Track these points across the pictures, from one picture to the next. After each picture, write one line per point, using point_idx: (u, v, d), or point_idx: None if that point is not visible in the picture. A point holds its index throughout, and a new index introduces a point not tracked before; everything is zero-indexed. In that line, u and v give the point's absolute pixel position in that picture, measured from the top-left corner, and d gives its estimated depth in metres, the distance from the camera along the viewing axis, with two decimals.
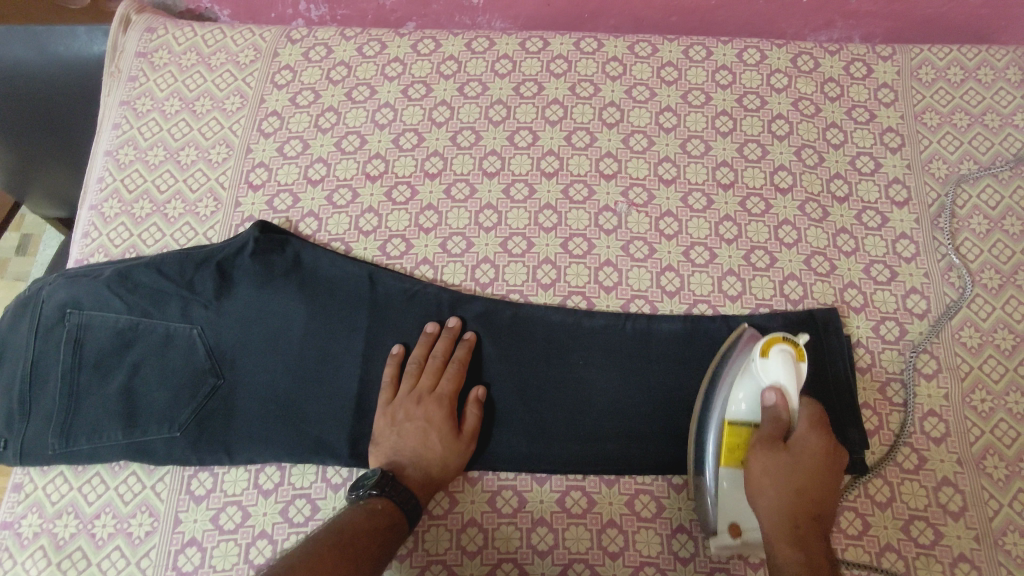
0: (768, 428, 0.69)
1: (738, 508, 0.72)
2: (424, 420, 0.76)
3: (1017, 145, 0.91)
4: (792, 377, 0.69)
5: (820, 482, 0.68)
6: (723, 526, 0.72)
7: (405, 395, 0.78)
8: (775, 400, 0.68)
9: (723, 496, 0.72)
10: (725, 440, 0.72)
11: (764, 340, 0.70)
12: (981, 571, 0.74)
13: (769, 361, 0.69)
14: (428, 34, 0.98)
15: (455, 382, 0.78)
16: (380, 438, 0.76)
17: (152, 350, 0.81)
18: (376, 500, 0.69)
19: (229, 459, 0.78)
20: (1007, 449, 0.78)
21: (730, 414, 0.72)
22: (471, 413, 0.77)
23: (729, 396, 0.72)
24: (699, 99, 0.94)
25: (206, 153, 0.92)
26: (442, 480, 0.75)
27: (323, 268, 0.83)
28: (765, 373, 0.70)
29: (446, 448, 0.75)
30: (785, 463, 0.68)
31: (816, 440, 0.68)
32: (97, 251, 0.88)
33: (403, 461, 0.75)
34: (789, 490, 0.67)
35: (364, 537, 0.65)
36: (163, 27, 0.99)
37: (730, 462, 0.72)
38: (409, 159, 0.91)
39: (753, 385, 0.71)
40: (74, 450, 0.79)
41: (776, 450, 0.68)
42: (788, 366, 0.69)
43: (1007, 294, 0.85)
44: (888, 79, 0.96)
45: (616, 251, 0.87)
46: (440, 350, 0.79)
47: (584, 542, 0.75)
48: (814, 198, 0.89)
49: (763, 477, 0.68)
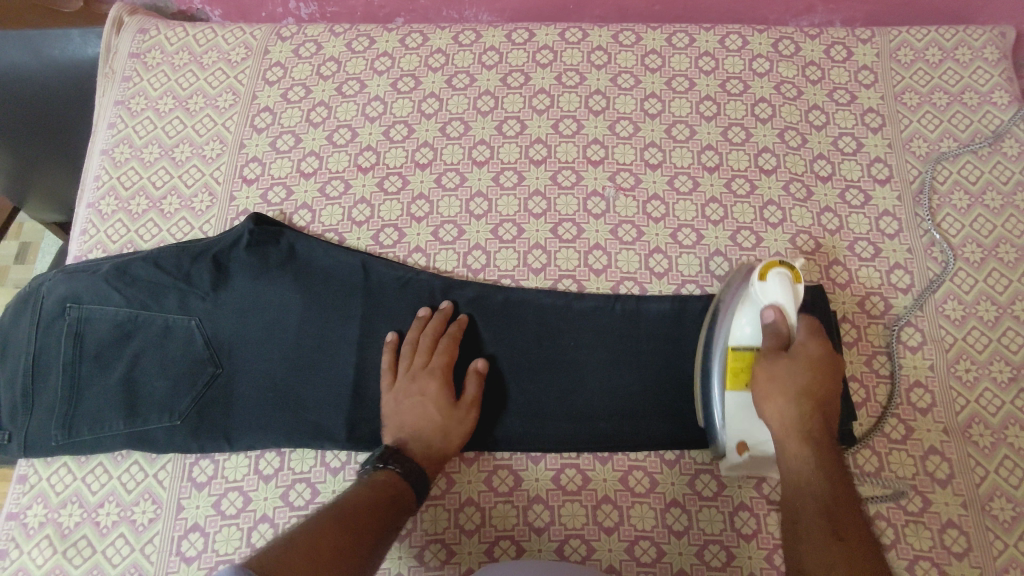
0: (770, 344, 0.69)
1: (747, 427, 0.73)
2: (421, 395, 0.77)
3: (996, 122, 0.93)
4: (790, 297, 0.70)
5: (824, 386, 0.67)
6: (733, 446, 0.74)
7: (403, 374, 0.79)
8: (775, 318, 0.69)
9: (731, 418, 0.73)
10: (728, 363, 0.72)
11: (761, 265, 0.71)
12: (970, 536, 0.75)
13: (768, 284, 0.70)
14: (416, 29, 1.00)
15: (448, 356, 0.79)
16: (386, 416, 0.78)
17: (151, 341, 0.83)
18: (377, 474, 0.70)
19: (229, 446, 0.79)
20: (993, 417, 0.80)
21: (732, 339, 0.73)
22: (471, 386, 0.79)
23: (733, 322, 0.73)
24: (682, 85, 0.96)
25: (200, 149, 0.94)
26: (447, 452, 0.76)
27: (317, 259, 0.85)
28: (764, 295, 0.70)
29: (447, 420, 0.77)
30: (789, 369, 0.67)
31: (815, 348, 0.69)
32: (95, 247, 0.90)
33: (407, 435, 0.76)
34: (796, 393, 0.66)
35: (368, 507, 0.65)
36: (155, 28, 1.01)
37: (735, 385, 0.72)
38: (400, 151, 0.93)
39: (754, 308, 0.72)
40: (77, 441, 0.80)
41: (779, 360, 0.68)
42: (786, 286, 0.70)
43: (989, 267, 0.86)
44: (867, 61, 0.98)
45: (605, 234, 0.88)
46: (432, 329, 0.80)
47: (579, 518, 0.77)
48: (798, 178, 0.91)
49: (768, 387, 0.68)
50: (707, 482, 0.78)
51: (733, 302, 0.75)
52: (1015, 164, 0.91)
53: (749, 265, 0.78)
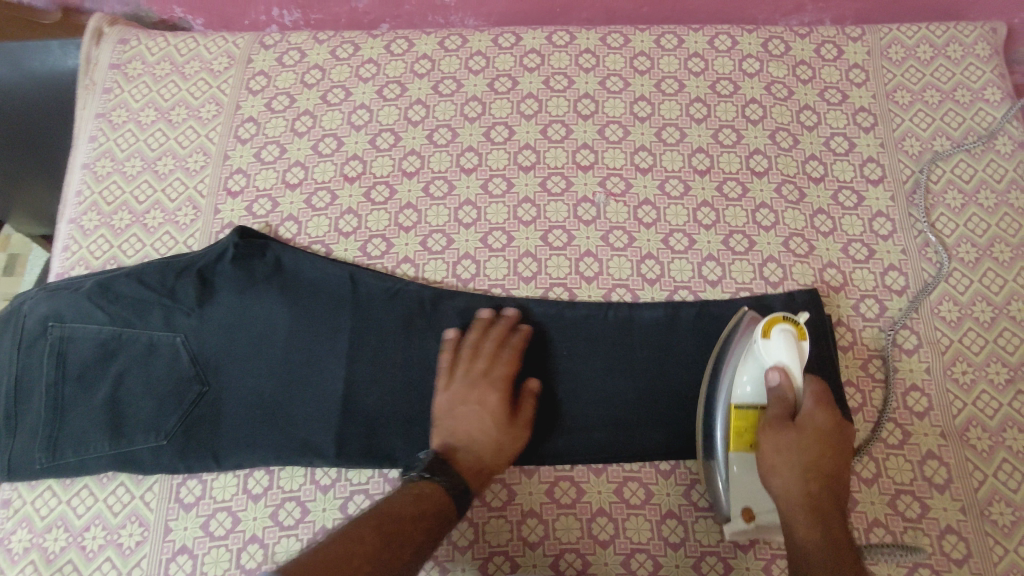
0: (775, 408, 0.68)
1: (752, 491, 0.72)
2: (480, 404, 0.75)
3: (989, 119, 0.92)
4: (794, 356, 0.68)
5: (831, 459, 0.67)
6: (738, 511, 0.73)
7: (458, 380, 0.77)
8: (780, 380, 0.68)
9: (735, 480, 0.72)
10: (731, 423, 0.72)
11: (764, 320, 0.70)
12: (969, 542, 0.74)
13: (771, 343, 0.69)
14: (401, 34, 0.99)
15: (511, 367, 0.77)
16: (439, 419, 0.75)
17: (135, 360, 0.81)
18: (423, 483, 0.68)
19: (217, 465, 0.78)
20: (990, 420, 0.79)
21: (735, 397, 0.72)
22: (527, 402, 0.77)
23: (734, 379, 0.72)
24: (672, 87, 0.95)
25: (183, 162, 0.92)
26: (497, 464, 0.74)
27: (304, 271, 0.83)
28: (768, 354, 0.69)
29: (501, 433, 0.74)
30: (794, 439, 0.67)
31: (823, 418, 0.68)
32: (78, 264, 0.88)
33: (457, 442, 0.73)
34: (801, 464, 0.66)
35: (409, 521, 0.63)
36: (135, 38, 1.00)
37: (739, 446, 0.71)
38: (387, 159, 0.91)
39: (757, 366, 0.71)
40: (62, 463, 0.79)
41: (784, 428, 0.68)
42: (789, 345, 0.68)
43: (984, 267, 0.85)
44: (859, 60, 0.97)
45: (596, 241, 0.87)
46: (495, 337, 0.79)
47: (574, 532, 0.76)
48: (790, 180, 0.90)
49: (774, 459, 0.67)
50: (703, 493, 0.77)
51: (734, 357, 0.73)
52: (1008, 162, 0.90)
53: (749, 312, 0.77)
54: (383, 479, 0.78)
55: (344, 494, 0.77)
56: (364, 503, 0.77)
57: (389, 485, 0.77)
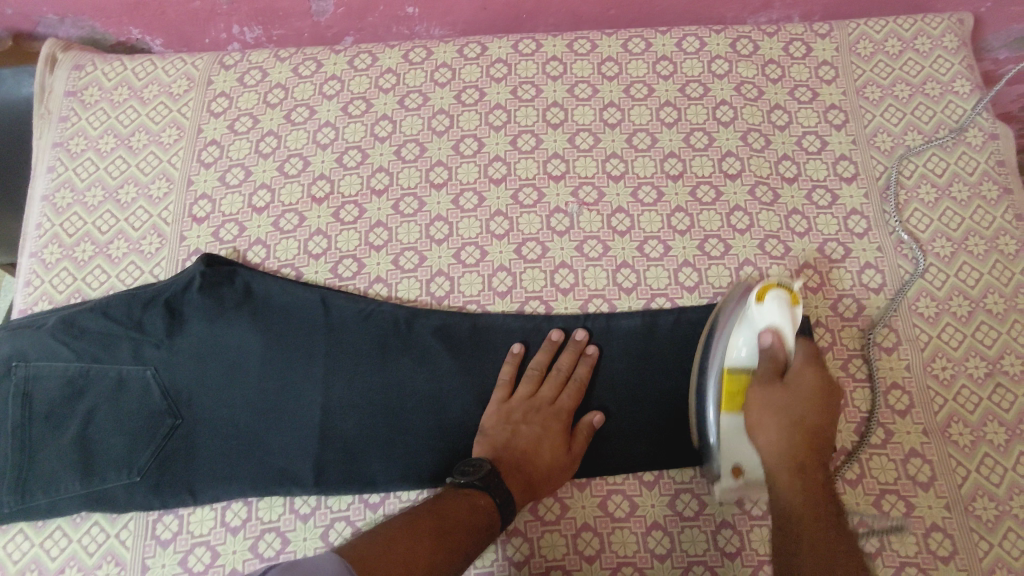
0: (765, 368, 0.68)
1: (742, 450, 0.71)
2: (543, 428, 0.75)
3: (959, 112, 0.92)
4: (787, 319, 0.68)
5: (818, 416, 0.66)
6: (727, 470, 0.72)
7: (522, 399, 0.77)
8: (773, 342, 0.68)
9: (727, 441, 0.71)
10: (724, 385, 0.71)
11: (759, 286, 0.70)
12: (955, 539, 0.74)
13: (765, 306, 0.69)
14: (365, 49, 0.97)
15: (575, 397, 0.77)
16: (493, 432, 0.75)
17: (105, 395, 0.79)
18: (480, 495, 0.68)
19: (193, 499, 0.76)
20: (972, 415, 0.79)
21: (729, 360, 0.71)
22: (581, 433, 0.77)
23: (729, 343, 0.71)
24: (641, 92, 0.94)
25: (146, 189, 0.90)
26: (542, 486, 0.73)
27: (275, 296, 0.82)
28: (761, 317, 0.69)
29: (554, 458, 0.74)
30: (781, 398, 0.67)
31: (813, 378, 0.67)
32: (41, 299, 0.86)
33: (508, 457, 0.73)
34: (788, 422, 0.65)
35: (462, 533, 0.63)
36: (91, 64, 0.97)
37: (731, 407, 0.71)
38: (355, 178, 0.90)
39: (751, 329, 0.70)
40: (32, 505, 0.77)
41: (773, 388, 0.67)
42: (783, 308, 0.68)
43: (960, 261, 0.85)
44: (827, 57, 0.96)
45: (570, 252, 0.86)
46: (564, 363, 0.79)
47: (560, 548, 0.75)
48: (763, 181, 0.89)
49: (761, 416, 0.67)
50: (688, 501, 0.76)
51: (730, 322, 0.73)
52: (980, 154, 0.90)
53: (744, 282, 0.76)
54: (363, 505, 0.76)
55: (324, 521, 0.75)
56: (345, 530, 0.75)
57: (370, 511, 0.76)
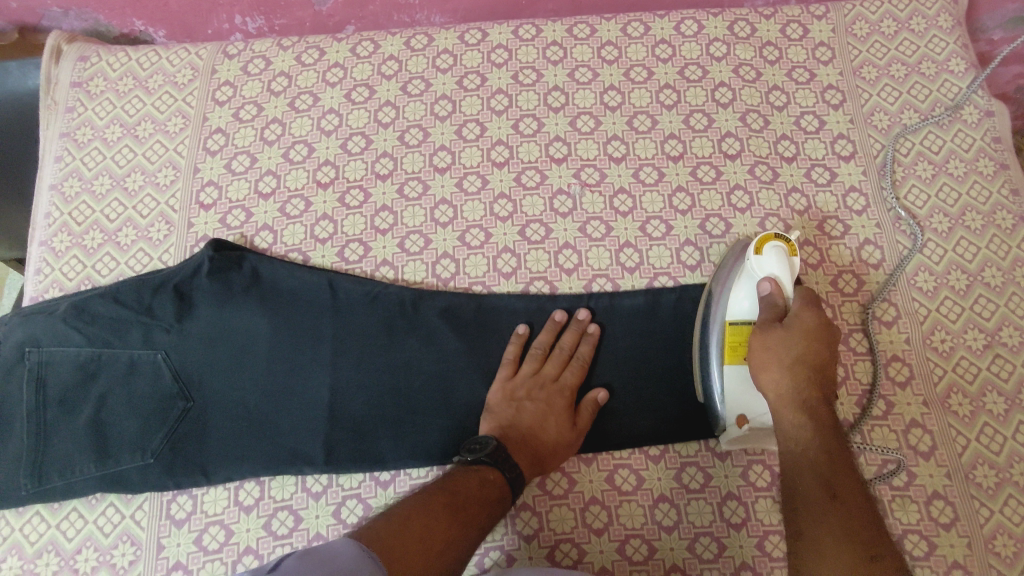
0: (766, 314, 0.69)
1: (746, 400, 0.72)
2: (548, 405, 0.76)
3: (955, 90, 0.93)
4: (785, 268, 0.70)
5: (820, 354, 0.66)
6: (733, 421, 0.73)
7: (526, 376, 0.78)
8: (772, 289, 0.70)
9: (731, 391, 0.73)
10: (727, 337, 0.73)
11: (757, 240, 0.73)
12: (956, 506, 0.76)
13: (763, 258, 0.71)
14: (367, 36, 0.98)
15: (579, 375, 0.78)
16: (498, 408, 0.76)
17: (117, 379, 0.81)
18: (488, 469, 0.69)
19: (206, 479, 0.77)
20: (970, 385, 0.80)
21: (731, 313, 0.74)
22: (586, 409, 0.78)
23: (731, 297, 0.74)
24: (641, 75, 0.95)
25: (153, 177, 0.91)
26: (548, 462, 0.75)
27: (282, 281, 0.83)
28: (760, 269, 0.72)
29: (560, 435, 0.76)
30: (783, 339, 0.67)
31: (813, 318, 0.67)
32: (51, 286, 0.87)
33: (514, 433, 0.74)
34: (791, 361, 0.65)
35: (475, 508, 0.65)
36: (96, 55, 0.98)
37: (734, 358, 0.72)
38: (359, 163, 0.91)
39: (751, 282, 0.73)
40: (47, 488, 0.78)
41: (774, 330, 0.67)
42: (780, 258, 0.71)
43: (957, 236, 0.86)
44: (824, 38, 0.97)
45: (573, 233, 0.87)
46: (567, 342, 0.80)
47: (568, 522, 0.76)
48: (763, 160, 0.90)
49: (764, 357, 0.67)
50: (694, 474, 0.77)
51: (731, 280, 0.76)
52: (976, 131, 0.91)
53: (743, 245, 0.80)
54: (374, 482, 0.78)
55: (336, 499, 0.77)
56: (357, 508, 0.76)
57: (381, 488, 0.77)
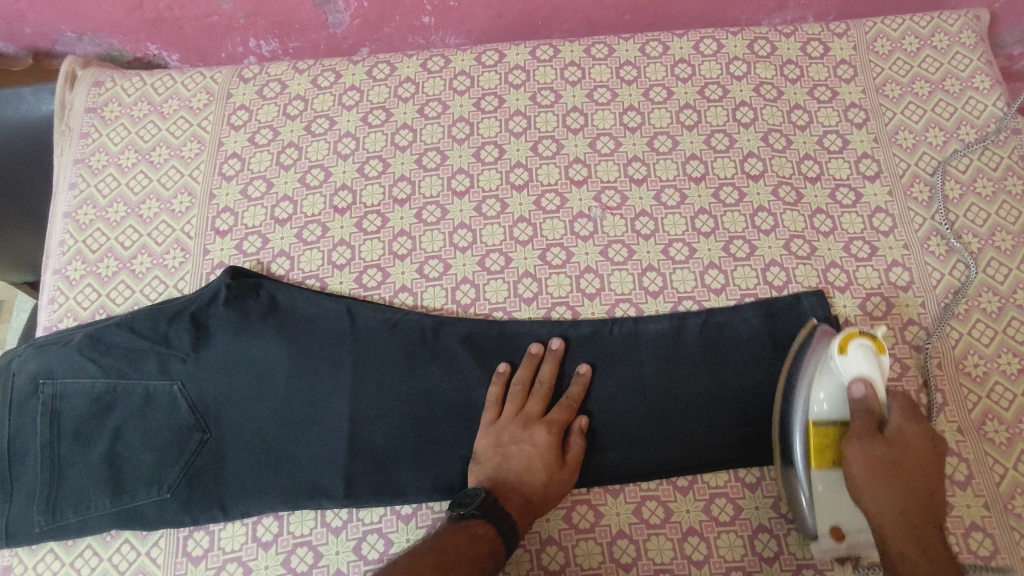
0: (861, 421, 0.67)
1: (839, 510, 0.70)
2: (531, 446, 0.73)
3: (981, 107, 0.91)
4: (876, 368, 0.67)
5: (922, 471, 0.65)
6: (825, 530, 0.70)
7: (509, 419, 0.76)
8: (866, 393, 0.66)
9: (820, 500, 0.70)
10: (811, 441, 0.70)
11: (841, 336, 0.69)
12: (995, 538, 0.73)
13: (849, 358, 0.68)
14: (383, 58, 0.97)
15: (564, 412, 0.76)
16: (484, 457, 0.74)
17: (132, 411, 0.79)
18: (476, 523, 0.67)
19: (224, 514, 0.76)
20: (1006, 412, 0.78)
21: (813, 415, 0.70)
22: (574, 442, 0.75)
23: (811, 395, 0.71)
24: (660, 95, 0.94)
25: (168, 204, 0.90)
26: (542, 506, 0.72)
27: (300, 308, 0.82)
28: (846, 369, 0.68)
29: (550, 475, 0.73)
30: (883, 453, 0.65)
31: (916, 429, 0.66)
32: (65, 315, 0.86)
33: (502, 483, 0.72)
34: (894, 480, 0.64)
35: (465, 565, 0.63)
36: (111, 80, 0.97)
37: (821, 465, 0.70)
38: (376, 187, 0.89)
39: (835, 383, 0.69)
40: (61, 524, 0.76)
41: (873, 443, 0.66)
42: (870, 358, 0.67)
43: (987, 257, 0.84)
44: (845, 56, 0.96)
45: (595, 256, 0.86)
46: (546, 375, 0.77)
47: (595, 556, 0.74)
48: (786, 181, 0.89)
49: (864, 471, 0.65)
50: (724, 506, 0.75)
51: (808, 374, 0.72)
52: (1003, 149, 0.89)
53: (816, 326, 0.74)
54: (395, 516, 0.75)
55: (357, 534, 0.75)
56: (378, 543, 0.74)
57: (402, 522, 0.75)
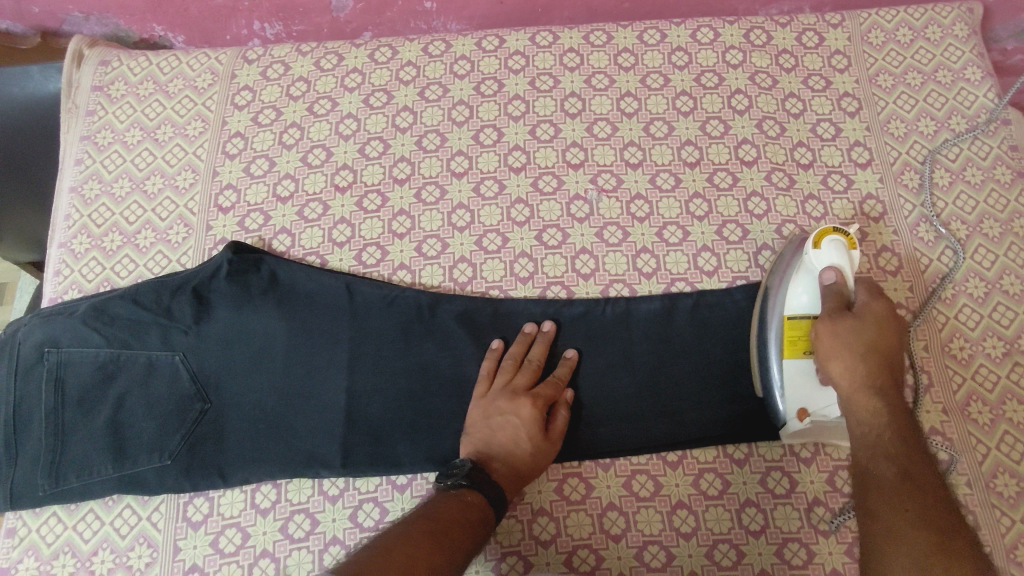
0: (831, 303, 0.70)
1: (808, 394, 0.72)
2: (516, 418, 0.74)
3: (971, 98, 0.93)
4: (847, 260, 0.71)
5: (887, 343, 0.67)
6: (793, 413, 0.73)
7: (498, 391, 0.77)
8: (835, 278, 0.71)
9: (790, 386, 0.73)
10: (785, 332, 0.73)
11: (815, 233, 0.73)
12: (976, 515, 0.75)
13: (823, 251, 0.72)
14: (385, 42, 0.99)
15: (551, 388, 0.77)
16: (472, 429, 0.75)
17: (135, 380, 0.81)
18: (468, 492, 0.69)
19: (224, 481, 0.77)
20: (990, 394, 0.80)
21: (789, 309, 0.74)
22: (560, 416, 0.77)
23: (788, 292, 0.74)
24: (657, 82, 0.95)
25: (172, 180, 0.92)
26: (529, 476, 0.74)
27: (300, 284, 0.83)
28: (819, 261, 0.72)
29: (535, 447, 0.74)
30: (852, 324, 0.67)
31: (880, 306, 0.69)
32: (70, 287, 0.88)
33: (489, 454, 0.73)
34: (863, 349, 0.66)
35: (459, 530, 0.64)
36: (117, 59, 0.99)
37: (793, 353, 0.72)
38: (377, 167, 0.91)
39: (810, 277, 0.73)
40: (64, 488, 0.78)
41: (843, 318, 0.68)
42: (841, 250, 0.71)
43: (975, 244, 0.86)
44: (840, 46, 0.98)
45: (591, 238, 0.87)
46: (537, 353, 0.79)
47: (586, 527, 0.76)
48: (779, 167, 0.90)
49: (834, 342, 0.67)
50: (712, 481, 0.77)
51: (787, 275, 0.76)
52: (993, 139, 0.91)
53: (800, 238, 0.80)
54: (390, 486, 0.77)
55: (353, 503, 0.76)
56: (374, 511, 0.76)
57: (397, 492, 0.77)
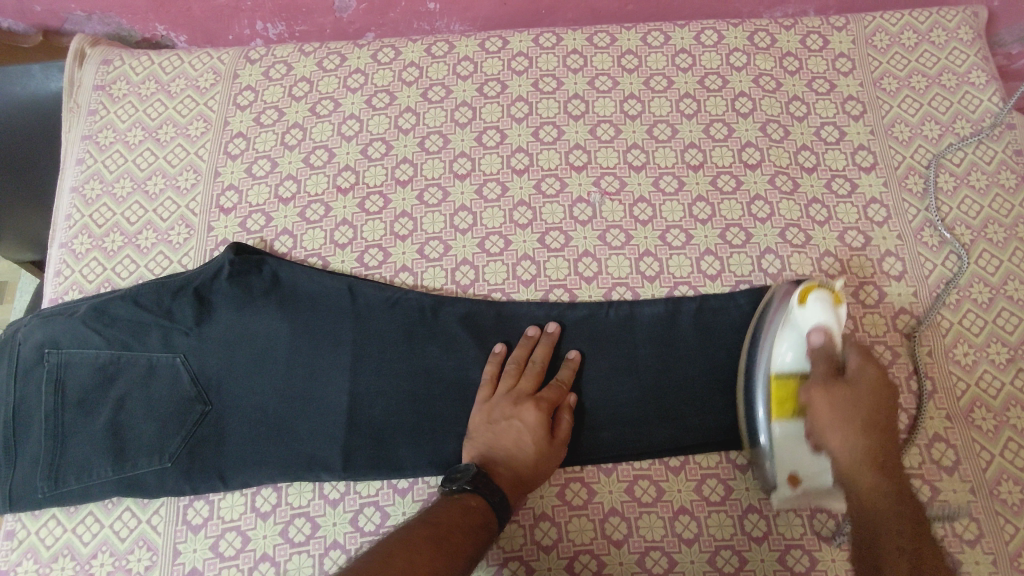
0: (821, 370, 0.70)
1: (797, 458, 0.73)
2: (521, 423, 0.74)
3: (976, 102, 0.93)
4: (833, 319, 0.71)
5: (881, 411, 0.68)
6: (784, 478, 0.73)
7: (502, 395, 0.77)
8: (823, 341, 0.70)
9: (779, 449, 0.73)
10: (772, 392, 0.73)
11: (800, 289, 0.73)
12: (980, 523, 0.74)
13: (808, 309, 0.72)
14: (388, 43, 0.98)
15: (555, 392, 0.77)
16: (476, 433, 0.75)
17: (135, 382, 0.81)
18: (469, 496, 0.69)
19: (224, 484, 0.77)
20: (994, 400, 0.79)
21: (775, 367, 0.73)
22: (564, 420, 0.76)
23: (773, 350, 0.74)
24: (661, 84, 0.95)
25: (174, 180, 0.91)
26: (533, 480, 0.74)
27: (302, 286, 0.83)
28: (805, 320, 0.72)
29: (540, 451, 0.74)
30: (846, 396, 0.68)
31: (874, 371, 0.69)
32: (71, 288, 0.87)
33: (493, 458, 0.73)
34: (859, 424, 0.68)
35: (460, 535, 0.64)
36: (119, 58, 0.99)
37: (782, 414, 0.73)
38: (379, 168, 0.91)
39: (796, 334, 0.73)
40: (63, 491, 0.78)
41: (836, 388, 0.69)
42: (827, 309, 0.71)
43: (979, 249, 0.86)
44: (844, 49, 0.97)
45: (593, 241, 0.87)
46: (541, 356, 0.78)
47: (587, 533, 0.76)
48: (783, 171, 0.90)
49: (830, 415, 0.69)
50: (715, 487, 0.77)
51: (772, 327, 0.75)
52: (997, 144, 0.91)
53: (786, 283, 0.78)
54: (391, 490, 0.77)
55: (354, 506, 0.76)
56: (375, 515, 0.76)
57: (399, 496, 0.76)
